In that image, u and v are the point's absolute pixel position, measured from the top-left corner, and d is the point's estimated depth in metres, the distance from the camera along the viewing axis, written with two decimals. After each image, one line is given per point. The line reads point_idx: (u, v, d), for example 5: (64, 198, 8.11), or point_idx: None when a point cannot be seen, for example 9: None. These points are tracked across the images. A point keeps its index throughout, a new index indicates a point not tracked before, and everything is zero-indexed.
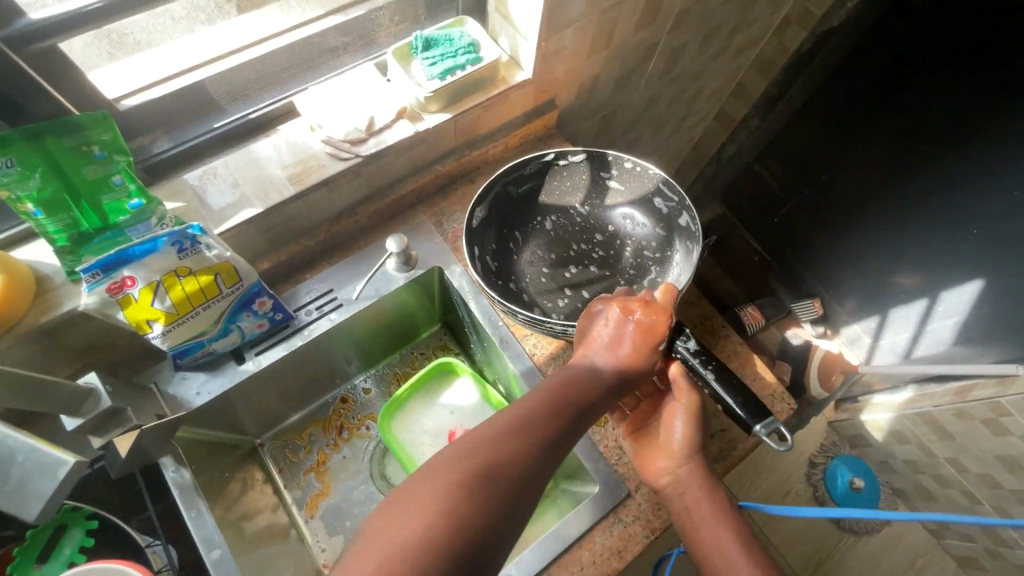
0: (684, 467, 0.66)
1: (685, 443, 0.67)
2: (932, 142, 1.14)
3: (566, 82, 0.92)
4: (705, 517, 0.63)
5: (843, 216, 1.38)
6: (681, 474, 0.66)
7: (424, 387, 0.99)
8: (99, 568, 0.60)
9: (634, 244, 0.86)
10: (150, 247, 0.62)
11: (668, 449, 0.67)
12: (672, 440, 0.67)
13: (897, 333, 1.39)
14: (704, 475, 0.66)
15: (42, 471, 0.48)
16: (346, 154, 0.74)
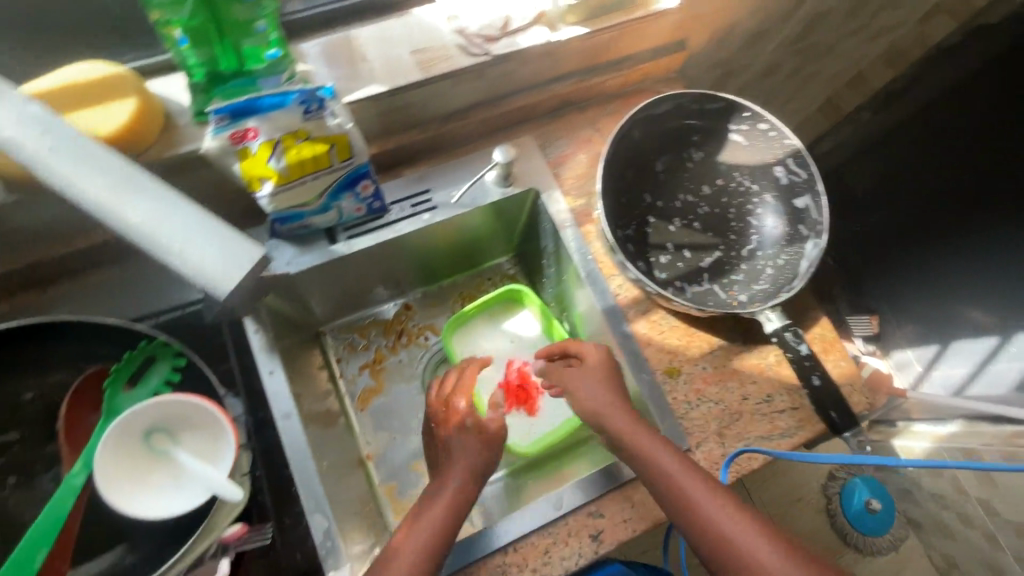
0: (673, 469, 0.63)
1: (665, 447, 0.65)
2: (997, 190, 1.07)
3: (706, 22, 0.87)
4: (712, 517, 0.60)
5: (947, 236, 1.16)
6: (669, 479, 0.62)
7: (488, 309, 0.99)
8: (192, 402, 0.62)
9: (742, 206, 0.84)
10: (279, 101, 0.61)
11: (651, 459, 0.64)
12: (654, 450, 0.65)
13: (953, 366, 1.17)
14: (693, 471, 0.63)
15: (224, 251, 0.44)
16: (477, 49, 0.71)
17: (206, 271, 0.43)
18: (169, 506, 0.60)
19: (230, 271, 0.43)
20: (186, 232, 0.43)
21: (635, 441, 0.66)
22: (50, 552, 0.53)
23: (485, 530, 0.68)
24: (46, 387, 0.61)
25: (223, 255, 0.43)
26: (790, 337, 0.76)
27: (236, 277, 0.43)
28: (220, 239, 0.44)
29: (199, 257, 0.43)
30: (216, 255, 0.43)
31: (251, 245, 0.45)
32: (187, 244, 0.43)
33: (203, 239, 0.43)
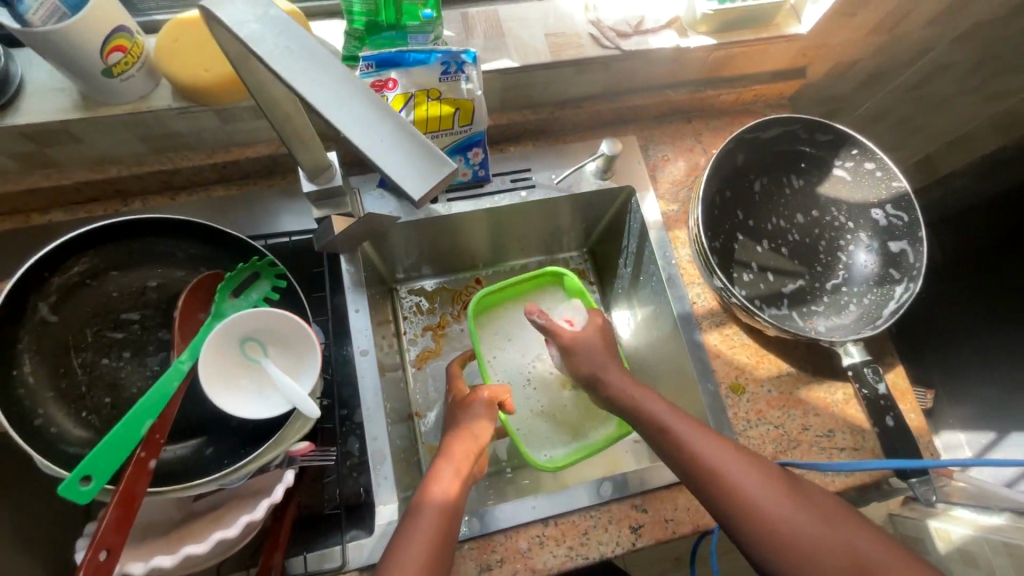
0: (720, 459, 0.61)
1: (705, 437, 0.63)
2: None
3: (830, 54, 0.87)
4: (768, 500, 0.59)
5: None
6: (719, 470, 0.61)
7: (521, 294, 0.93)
8: (286, 318, 0.65)
9: (833, 239, 0.84)
10: (423, 58, 0.66)
11: (697, 453, 0.62)
12: (697, 444, 0.63)
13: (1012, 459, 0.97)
14: (737, 454, 0.62)
15: (420, 162, 0.33)
16: (609, 42, 0.74)
17: (401, 175, 0.33)
18: (253, 409, 0.63)
19: (428, 180, 0.33)
20: (392, 140, 0.34)
21: (674, 436, 0.64)
22: (152, 425, 0.56)
23: (528, 499, 0.70)
24: (167, 278, 0.66)
25: (418, 166, 0.33)
26: (869, 374, 0.74)
27: (433, 185, 0.33)
28: (421, 148, 0.34)
29: (393, 159, 0.33)
30: (415, 163, 0.33)
31: (446, 161, 0.34)
32: (382, 151, 0.33)
33: (405, 148, 0.34)
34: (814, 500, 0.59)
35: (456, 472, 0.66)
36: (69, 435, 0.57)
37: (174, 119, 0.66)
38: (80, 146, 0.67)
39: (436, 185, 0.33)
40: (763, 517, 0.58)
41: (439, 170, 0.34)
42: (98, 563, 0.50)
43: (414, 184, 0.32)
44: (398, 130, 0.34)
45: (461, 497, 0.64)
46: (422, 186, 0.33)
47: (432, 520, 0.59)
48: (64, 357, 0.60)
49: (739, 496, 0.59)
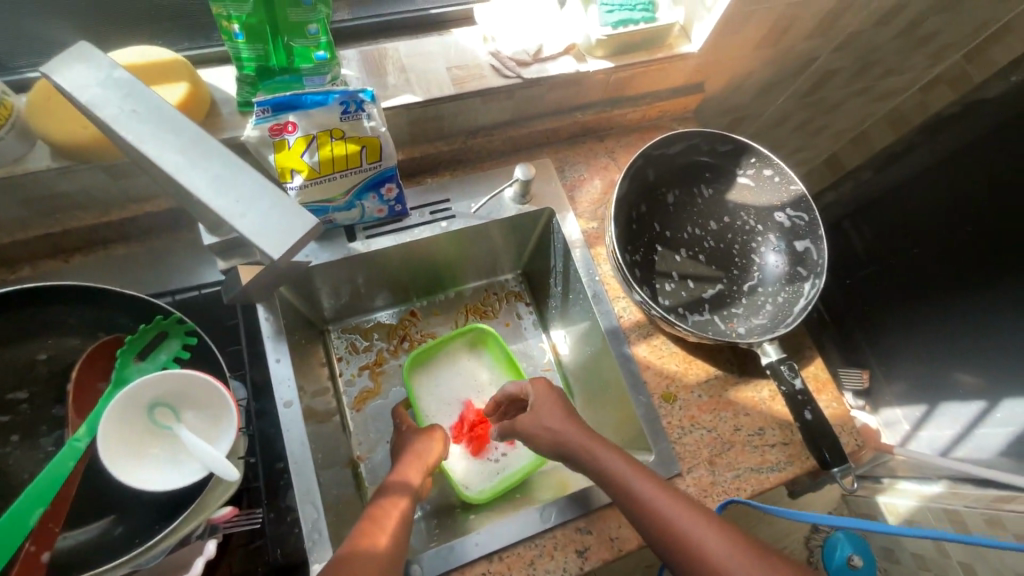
0: (674, 513, 0.59)
1: (659, 488, 0.62)
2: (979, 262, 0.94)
3: (723, 69, 0.92)
4: (727, 559, 0.55)
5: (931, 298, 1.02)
6: (672, 526, 0.58)
7: (452, 352, 0.98)
8: (195, 378, 0.62)
9: (745, 242, 0.87)
10: (321, 100, 0.65)
11: (648, 506, 0.60)
12: (651, 496, 0.61)
13: (941, 427, 1.00)
14: (692, 508, 0.59)
15: (280, 222, 0.34)
16: (509, 71, 0.76)
17: (260, 233, 0.33)
18: (164, 479, 0.59)
19: (288, 239, 0.33)
20: (251, 200, 0.34)
21: (629, 489, 0.63)
22: (43, 514, 0.52)
23: (471, 535, 0.68)
24: (59, 349, 0.62)
25: (278, 225, 0.34)
26: (784, 370, 0.76)
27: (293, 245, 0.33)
28: (282, 206, 0.34)
29: (250, 221, 0.33)
30: (276, 221, 0.34)
31: (309, 219, 0.34)
32: (241, 213, 0.34)
33: (266, 205, 0.34)
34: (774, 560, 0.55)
35: (383, 531, 0.62)
36: None
37: (56, 181, 0.63)
38: None
39: (299, 241, 0.34)
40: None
41: (302, 227, 0.34)
42: None
43: (273, 244, 0.32)
44: (259, 187, 0.35)
45: (392, 557, 0.60)
46: (283, 246, 0.33)
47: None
48: None
49: (693, 554, 0.56)
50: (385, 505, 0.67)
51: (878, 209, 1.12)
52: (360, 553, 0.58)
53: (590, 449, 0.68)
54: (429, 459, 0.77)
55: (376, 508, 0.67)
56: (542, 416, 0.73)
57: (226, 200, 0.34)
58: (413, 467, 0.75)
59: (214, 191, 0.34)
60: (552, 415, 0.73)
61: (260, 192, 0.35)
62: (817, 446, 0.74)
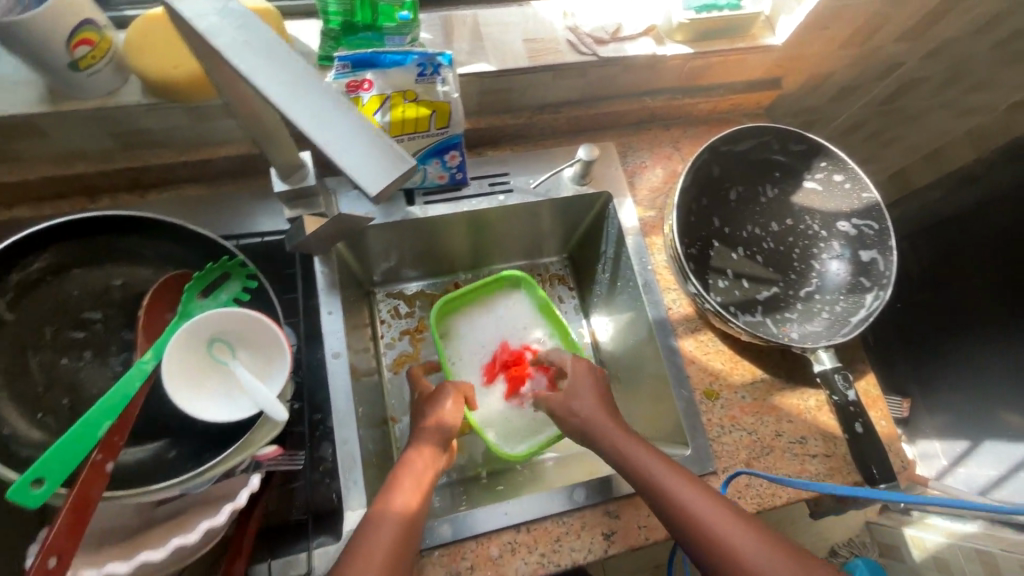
0: (701, 508, 0.59)
1: (688, 483, 0.61)
2: None
3: (804, 65, 0.89)
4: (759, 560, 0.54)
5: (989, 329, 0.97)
6: (696, 519, 0.58)
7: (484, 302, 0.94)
8: (254, 319, 0.64)
9: (806, 247, 0.85)
10: (400, 59, 0.66)
11: (675, 500, 0.60)
12: (676, 489, 0.61)
13: (982, 465, 1.01)
14: (721, 504, 0.59)
15: (375, 158, 0.35)
16: (586, 48, 0.75)
17: (357, 169, 0.34)
18: (220, 412, 0.61)
19: (383, 175, 0.34)
20: (349, 135, 0.35)
21: (653, 481, 0.62)
22: (111, 427, 0.55)
23: (500, 505, 0.69)
24: (133, 277, 0.64)
25: (374, 162, 0.34)
26: (838, 380, 0.75)
27: (387, 182, 0.34)
28: (378, 145, 0.35)
29: (348, 154, 0.34)
30: (374, 158, 0.34)
31: (402, 158, 0.35)
32: (339, 145, 0.34)
33: (364, 142, 0.35)
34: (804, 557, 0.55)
35: (415, 488, 0.62)
36: (23, 436, 0.54)
37: (143, 116, 0.65)
38: (44, 141, 0.66)
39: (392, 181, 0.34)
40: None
41: (395, 167, 0.35)
42: (48, 570, 0.48)
43: (369, 180, 0.33)
44: (357, 125, 0.35)
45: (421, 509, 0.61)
46: (377, 181, 0.34)
47: (396, 522, 0.57)
48: (20, 356, 0.56)
49: (721, 551, 0.56)
50: (415, 457, 0.66)
51: (949, 229, 1.06)
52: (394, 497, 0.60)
53: (610, 438, 0.68)
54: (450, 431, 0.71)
55: (410, 458, 0.66)
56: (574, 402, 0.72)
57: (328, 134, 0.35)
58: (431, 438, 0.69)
59: (317, 124, 0.35)
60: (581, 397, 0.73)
61: (359, 130, 0.35)
62: (862, 461, 0.73)
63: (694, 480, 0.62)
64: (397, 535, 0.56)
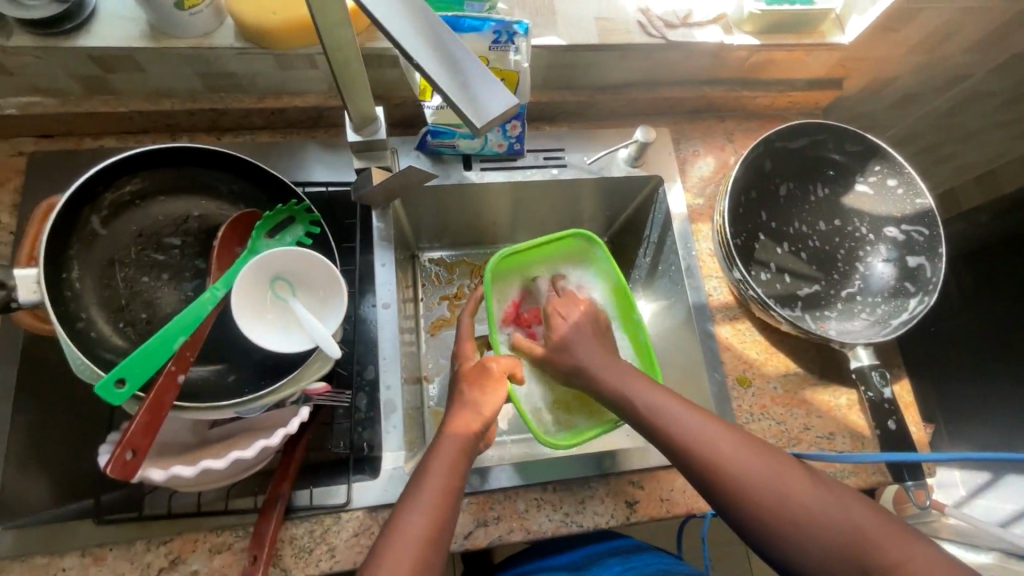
0: (734, 457, 0.56)
1: (719, 431, 0.59)
2: None
3: (868, 68, 0.89)
4: (758, 479, 0.55)
5: None
6: (696, 449, 0.58)
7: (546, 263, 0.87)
8: (316, 261, 0.67)
9: (852, 248, 0.85)
10: (477, 25, 0.67)
11: (704, 451, 0.57)
12: (676, 420, 0.60)
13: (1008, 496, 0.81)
14: (753, 450, 0.57)
15: (481, 93, 0.38)
16: (655, 31, 0.77)
17: (464, 103, 0.37)
18: (279, 342, 0.65)
19: (489, 109, 0.37)
20: (460, 70, 0.38)
21: (655, 417, 0.61)
22: (184, 342, 0.59)
23: (530, 463, 0.72)
24: (209, 210, 0.67)
25: (479, 96, 0.37)
26: (875, 378, 0.76)
27: (493, 117, 0.37)
28: (482, 81, 0.38)
29: (459, 89, 0.37)
30: (479, 94, 0.37)
31: (506, 95, 0.38)
32: (450, 79, 0.37)
33: (470, 78, 0.38)
34: (843, 495, 0.54)
35: (478, 415, 0.64)
36: (107, 342, 0.59)
37: (232, 59, 0.69)
38: (140, 75, 0.70)
39: (496, 116, 0.37)
40: (751, 495, 0.54)
41: (499, 102, 0.38)
42: (125, 461, 0.52)
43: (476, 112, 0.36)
44: (464, 61, 0.38)
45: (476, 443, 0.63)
46: (485, 115, 0.37)
47: (452, 456, 0.59)
48: (108, 270, 0.61)
49: (732, 489, 0.55)
50: (459, 417, 0.64)
51: None
52: (451, 433, 0.61)
53: (623, 384, 0.65)
54: (486, 410, 0.65)
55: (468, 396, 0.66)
56: (581, 343, 0.71)
57: (438, 68, 0.38)
58: (467, 413, 0.64)
59: (428, 58, 0.38)
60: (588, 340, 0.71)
61: (466, 66, 0.38)
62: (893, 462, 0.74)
63: (695, 408, 0.61)
64: (454, 467, 0.58)
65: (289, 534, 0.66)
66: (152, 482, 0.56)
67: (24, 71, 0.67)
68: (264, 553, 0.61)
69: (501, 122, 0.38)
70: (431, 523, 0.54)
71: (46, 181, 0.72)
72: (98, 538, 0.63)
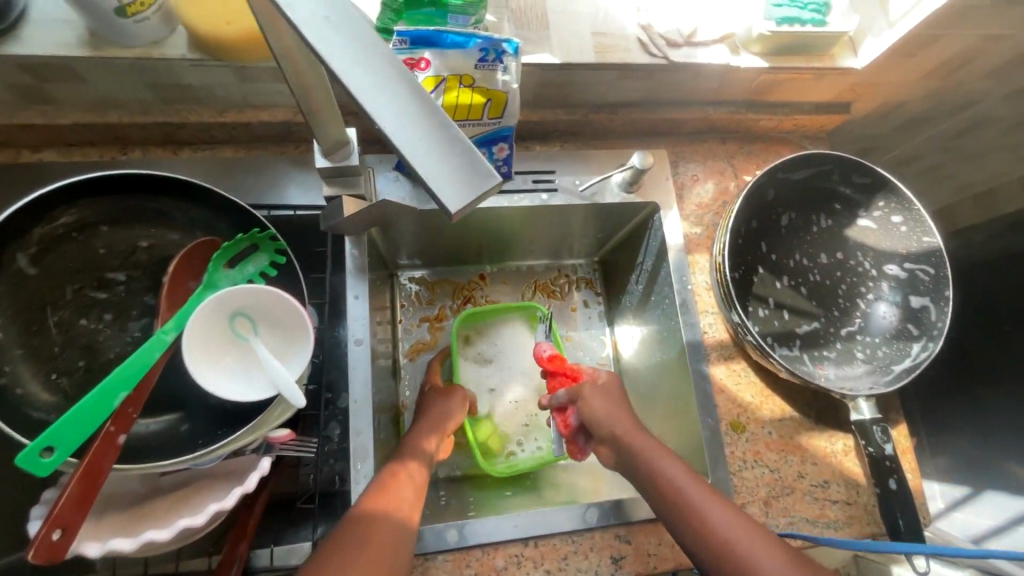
0: (721, 520, 0.56)
1: (709, 495, 0.59)
2: None
3: (878, 92, 0.84)
4: (721, 521, 0.56)
5: None
6: (670, 484, 0.60)
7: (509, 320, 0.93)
8: (277, 296, 0.61)
9: (854, 285, 0.81)
10: (461, 42, 0.61)
11: (680, 491, 0.59)
12: (653, 457, 0.63)
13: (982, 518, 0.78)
14: (726, 503, 0.58)
15: (464, 161, 0.32)
16: (657, 50, 0.71)
17: (440, 178, 0.31)
18: (237, 390, 0.59)
19: (470, 185, 0.31)
20: (436, 135, 0.32)
21: (637, 451, 0.64)
22: (126, 397, 0.52)
23: (510, 516, 0.67)
24: (159, 240, 0.60)
25: (458, 167, 0.31)
26: (877, 432, 0.72)
27: (475, 193, 0.31)
28: (459, 150, 0.32)
29: (436, 159, 0.31)
30: (457, 167, 0.32)
31: (492, 164, 0.32)
32: (426, 145, 0.31)
33: (446, 145, 0.32)
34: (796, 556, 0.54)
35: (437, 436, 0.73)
36: (35, 398, 0.52)
37: (186, 70, 0.62)
38: (81, 86, 0.63)
39: (479, 193, 0.31)
40: (712, 533, 0.56)
41: (480, 175, 0.32)
42: (52, 543, 0.46)
43: (452, 191, 0.30)
44: (439, 123, 0.32)
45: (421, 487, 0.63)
46: (467, 190, 0.31)
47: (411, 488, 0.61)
48: (38, 315, 0.54)
49: (698, 530, 0.56)
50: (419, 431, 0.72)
51: None
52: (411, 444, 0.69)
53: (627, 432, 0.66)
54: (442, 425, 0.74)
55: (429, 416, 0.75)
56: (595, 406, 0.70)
57: (410, 133, 0.31)
58: (428, 432, 0.72)
59: (398, 121, 0.31)
60: (607, 407, 0.70)
61: (441, 128, 0.32)
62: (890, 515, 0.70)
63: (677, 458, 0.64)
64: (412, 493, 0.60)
65: None
66: (87, 556, 0.50)
67: None
68: None
69: (483, 199, 0.32)
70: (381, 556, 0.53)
71: None
72: None
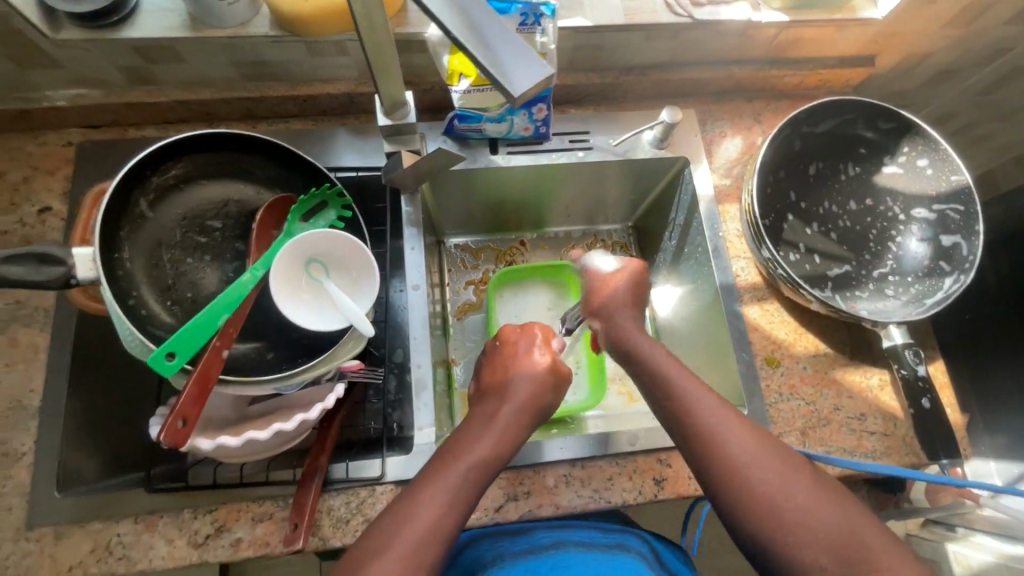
0: (764, 478, 0.53)
1: (758, 454, 0.55)
2: None
3: (901, 44, 0.88)
4: (761, 476, 0.53)
5: None
6: (709, 436, 0.56)
7: (537, 280, 1.02)
8: (346, 239, 0.68)
9: (885, 228, 0.84)
10: (504, 8, 0.68)
11: (721, 443, 0.56)
12: (693, 405, 0.59)
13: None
14: (773, 458, 0.54)
15: (520, 63, 0.39)
16: (681, 10, 0.77)
17: (503, 73, 0.39)
18: (316, 321, 0.66)
19: (526, 79, 0.39)
20: (497, 43, 0.39)
21: (677, 396, 0.61)
22: (229, 318, 0.61)
23: (557, 439, 0.73)
24: (248, 194, 0.70)
25: (518, 65, 0.39)
26: (908, 355, 0.75)
27: (531, 85, 0.39)
28: (518, 54, 0.39)
29: (499, 61, 0.39)
30: (516, 65, 0.39)
31: (543, 64, 0.39)
32: (489, 52, 0.39)
33: (506, 49, 0.39)
34: (845, 509, 0.51)
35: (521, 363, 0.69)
36: (156, 319, 0.62)
37: (269, 47, 0.71)
38: (181, 66, 0.73)
39: (535, 87, 0.39)
40: (753, 489, 0.53)
41: (536, 72, 0.39)
42: (176, 430, 0.55)
43: (514, 82, 0.38)
44: (500, 34, 0.40)
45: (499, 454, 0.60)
46: (522, 85, 0.38)
47: (495, 436, 0.60)
48: (156, 250, 0.64)
49: (737, 480, 0.54)
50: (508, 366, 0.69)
51: None
52: (513, 387, 0.66)
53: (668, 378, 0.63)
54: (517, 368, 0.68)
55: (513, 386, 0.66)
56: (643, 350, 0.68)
57: (478, 42, 0.39)
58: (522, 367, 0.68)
59: (467, 33, 0.40)
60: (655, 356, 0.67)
61: (502, 37, 0.40)
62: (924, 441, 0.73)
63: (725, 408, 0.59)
64: (501, 437, 0.61)
65: (327, 505, 0.68)
66: (200, 451, 0.59)
67: (74, 63, 0.71)
68: (305, 521, 0.64)
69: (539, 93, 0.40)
70: (438, 512, 0.53)
71: (94, 169, 0.76)
72: (150, 505, 0.66)
